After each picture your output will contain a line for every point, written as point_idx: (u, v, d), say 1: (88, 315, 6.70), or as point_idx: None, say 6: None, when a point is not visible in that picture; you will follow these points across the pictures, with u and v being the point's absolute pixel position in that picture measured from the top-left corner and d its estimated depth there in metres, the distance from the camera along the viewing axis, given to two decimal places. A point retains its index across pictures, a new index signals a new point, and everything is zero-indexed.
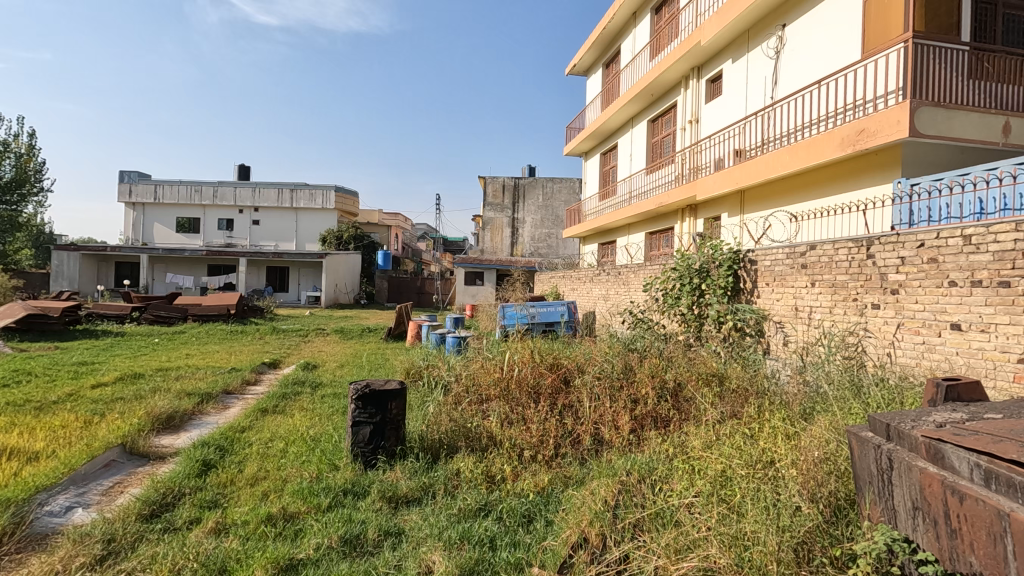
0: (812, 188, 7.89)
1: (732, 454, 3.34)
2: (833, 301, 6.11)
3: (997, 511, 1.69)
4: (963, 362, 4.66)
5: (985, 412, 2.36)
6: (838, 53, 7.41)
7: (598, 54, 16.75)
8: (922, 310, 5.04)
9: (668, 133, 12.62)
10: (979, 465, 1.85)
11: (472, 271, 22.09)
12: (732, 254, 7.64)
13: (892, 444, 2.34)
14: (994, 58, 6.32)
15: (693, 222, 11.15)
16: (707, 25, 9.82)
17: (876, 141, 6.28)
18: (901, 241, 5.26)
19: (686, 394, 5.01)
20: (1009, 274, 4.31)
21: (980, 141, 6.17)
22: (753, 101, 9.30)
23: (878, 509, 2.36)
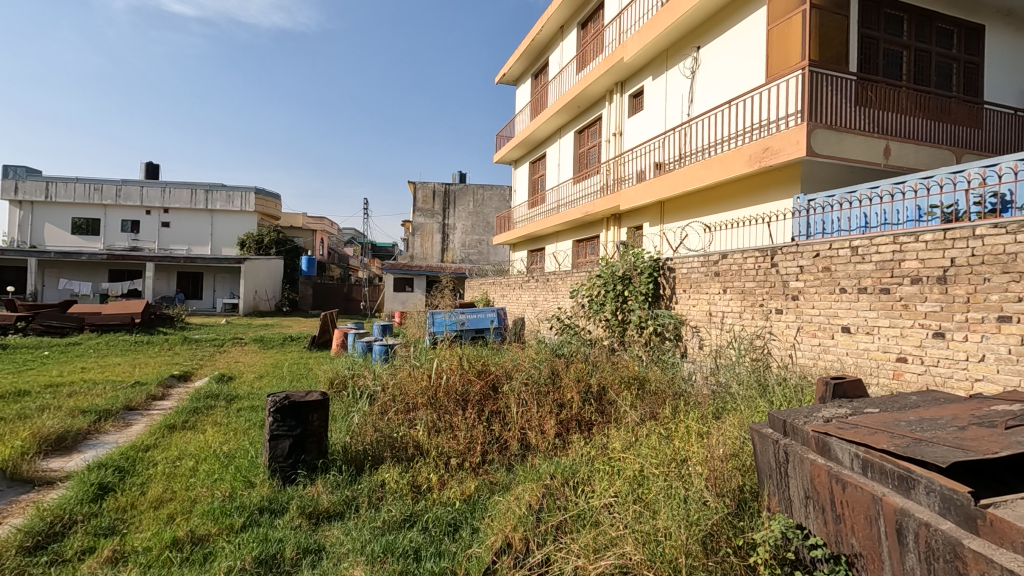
0: (724, 201, 8.42)
1: (648, 454, 3.50)
2: (742, 306, 6.53)
3: (871, 496, 1.88)
4: (852, 362, 5.14)
5: (866, 407, 2.62)
6: (746, 76, 7.98)
7: (527, 64, 17.05)
8: (818, 314, 5.51)
9: (594, 144, 13.04)
10: (858, 455, 2.05)
11: (401, 277, 21.70)
12: (652, 262, 8.00)
13: (787, 439, 2.55)
14: (877, 87, 7.05)
15: (617, 231, 11.56)
16: (629, 42, 10.25)
17: (779, 158, 6.82)
18: (800, 251, 5.73)
19: (609, 397, 5.18)
20: (889, 281, 4.82)
21: (866, 161, 6.84)
22: (671, 117, 9.80)
23: (776, 500, 2.56)
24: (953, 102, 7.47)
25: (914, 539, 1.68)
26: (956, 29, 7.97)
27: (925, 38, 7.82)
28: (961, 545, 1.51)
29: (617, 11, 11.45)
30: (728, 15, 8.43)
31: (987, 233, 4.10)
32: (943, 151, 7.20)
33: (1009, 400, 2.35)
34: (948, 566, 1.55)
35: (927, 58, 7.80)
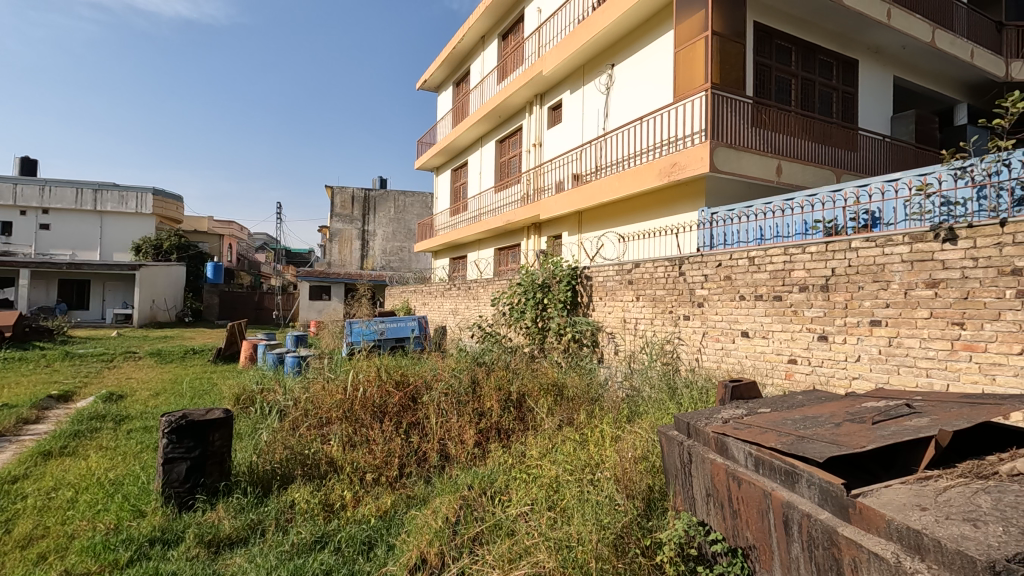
0: (637, 212, 8.81)
1: (564, 460, 3.57)
2: (653, 312, 6.84)
3: (762, 491, 2.02)
4: (750, 364, 5.54)
5: (760, 407, 2.82)
6: (656, 94, 8.42)
7: (449, 72, 17.00)
8: (721, 320, 5.88)
9: (514, 154, 13.24)
10: (751, 453, 2.20)
11: (317, 285, 20.78)
12: (571, 271, 8.21)
13: (691, 440, 2.70)
14: (770, 111, 7.69)
15: (537, 240, 11.77)
16: (548, 55, 10.50)
17: (686, 173, 7.25)
18: (704, 261, 6.10)
19: (528, 405, 5.22)
20: (781, 289, 5.24)
21: (762, 178, 7.41)
22: (588, 130, 10.15)
23: (680, 499, 2.70)
24: (834, 127, 8.30)
25: (798, 529, 1.82)
26: (836, 62, 8.87)
27: (810, 68, 8.63)
28: (837, 533, 1.65)
29: (536, 25, 11.72)
30: (640, 36, 8.87)
31: (861, 246, 4.58)
32: (825, 171, 7.96)
33: (877, 397, 2.61)
34: (826, 553, 1.70)
35: (811, 87, 8.62)
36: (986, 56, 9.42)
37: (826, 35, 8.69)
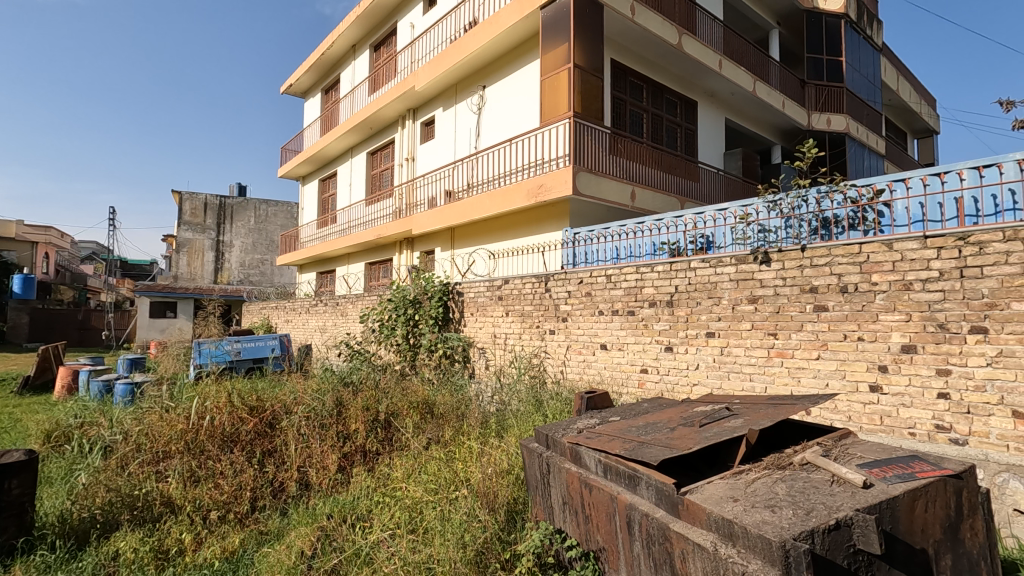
0: (507, 230, 9.09)
1: (429, 480, 3.54)
2: (522, 328, 7.07)
3: (609, 496, 2.18)
4: (608, 374, 5.94)
5: (611, 416, 3.04)
6: (525, 118, 8.81)
7: (317, 78, 16.25)
8: (582, 334, 6.25)
9: (387, 167, 13.01)
10: (600, 460, 2.36)
11: (160, 301, 18.49)
12: (442, 287, 8.20)
13: (549, 451, 2.84)
14: (624, 142, 8.41)
15: (409, 255, 11.61)
16: (420, 70, 10.47)
17: (551, 195, 7.64)
18: (568, 278, 6.45)
19: (397, 424, 5.07)
20: (634, 305, 5.72)
21: (619, 203, 8.04)
22: (460, 148, 10.30)
23: (541, 509, 2.82)
24: (679, 160, 9.29)
25: (639, 528, 1.98)
26: (680, 101, 9.97)
27: (659, 105, 9.60)
28: (668, 528, 1.82)
29: (409, 40, 11.66)
30: (509, 62, 9.22)
31: (698, 266, 5.16)
32: (672, 198, 8.87)
33: (705, 401, 2.93)
34: (661, 548, 1.87)
35: (660, 122, 9.59)
36: (794, 107, 11.18)
37: (672, 77, 9.75)
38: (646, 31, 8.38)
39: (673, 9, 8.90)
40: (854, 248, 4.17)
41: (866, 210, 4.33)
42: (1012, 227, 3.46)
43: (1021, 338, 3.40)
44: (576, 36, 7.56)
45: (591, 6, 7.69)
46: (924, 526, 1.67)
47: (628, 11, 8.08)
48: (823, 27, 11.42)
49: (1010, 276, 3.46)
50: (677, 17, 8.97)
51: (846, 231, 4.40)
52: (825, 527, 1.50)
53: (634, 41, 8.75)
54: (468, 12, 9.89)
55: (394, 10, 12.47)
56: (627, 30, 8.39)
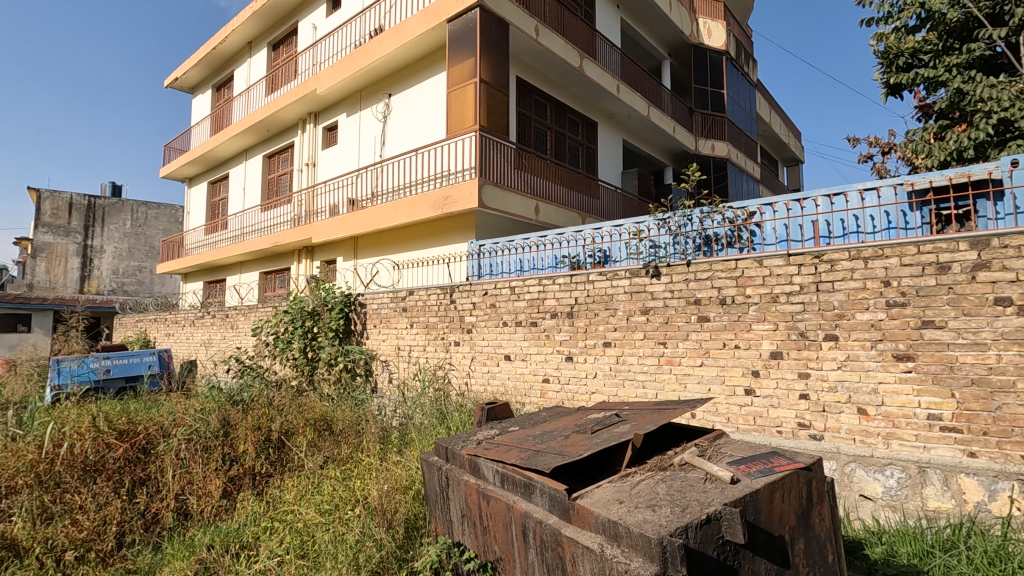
0: (412, 241, 8.98)
1: (323, 502, 3.39)
2: (426, 339, 6.99)
3: (506, 505, 2.22)
4: (512, 384, 6.02)
5: (510, 426, 3.09)
6: (431, 129, 8.79)
7: (207, 73, 15.14)
8: (486, 345, 6.30)
9: (285, 172, 12.39)
10: (497, 470, 2.39)
11: (9, 313, 16.13)
12: (344, 298, 7.93)
13: (448, 464, 2.83)
14: (529, 157, 8.65)
15: (309, 264, 11.08)
16: (322, 74, 10.12)
17: (457, 207, 7.66)
18: (473, 290, 6.48)
19: (291, 443, 4.80)
20: (536, 316, 5.87)
21: (524, 217, 8.23)
22: (365, 156, 10.05)
23: (440, 523, 2.80)
24: (580, 177, 9.70)
25: (533, 536, 2.03)
26: (581, 121, 10.45)
27: (562, 124, 9.99)
28: (560, 533, 1.89)
29: (311, 41, 11.24)
30: (416, 72, 9.17)
31: (596, 279, 5.41)
32: (573, 213, 9.23)
33: (599, 408, 3.07)
34: (553, 553, 1.93)
35: (563, 140, 9.97)
36: (683, 132, 12.11)
37: (574, 97, 10.18)
38: (550, 52, 8.72)
39: (575, 34, 9.35)
40: (731, 264, 4.58)
41: (740, 230, 4.78)
42: (857, 247, 3.98)
43: (864, 344, 3.92)
44: (482, 51, 7.71)
45: (496, 24, 7.89)
46: (781, 515, 1.86)
47: (532, 31, 8.38)
48: (707, 62, 12.51)
49: (855, 290, 3.99)
50: (579, 41, 9.42)
51: (725, 248, 4.82)
52: (697, 522, 1.63)
53: (538, 61, 9.06)
54: (373, 19, 9.73)
55: (294, 10, 11.97)
56: (532, 50, 8.67)
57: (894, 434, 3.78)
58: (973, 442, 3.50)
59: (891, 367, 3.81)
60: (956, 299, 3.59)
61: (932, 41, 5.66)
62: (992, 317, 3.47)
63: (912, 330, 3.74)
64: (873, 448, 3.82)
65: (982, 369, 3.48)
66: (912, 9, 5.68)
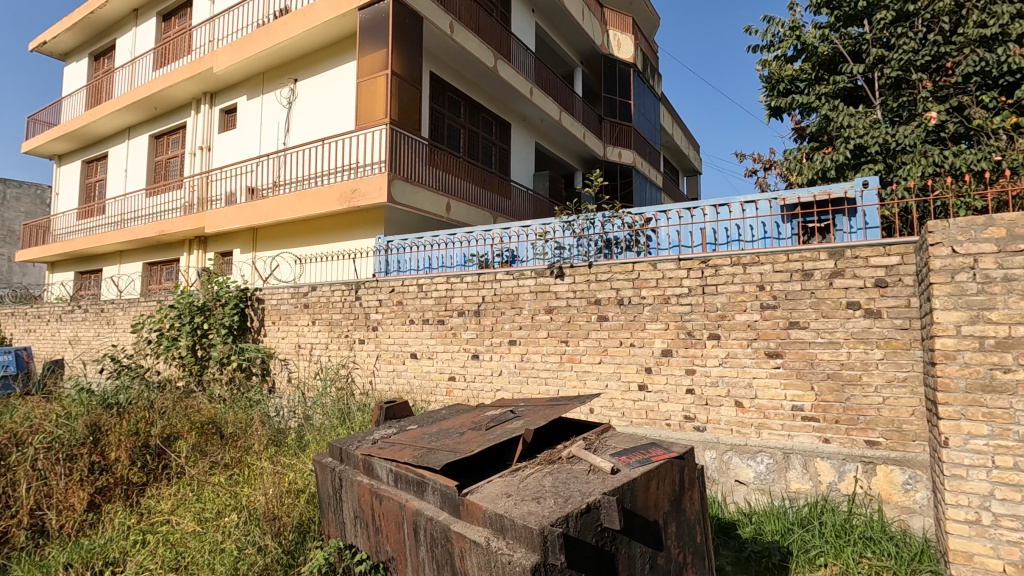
0: (316, 234, 8.61)
1: (205, 512, 3.19)
2: (329, 337, 6.73)
3: (399, 504, 2.20)
4: (418, 383, 5.96)
5: (409, 425, 3.06)
6: (339, 119, 8.48)
7: (84, 40, 13.57)
8: (393, 343, 6.18)
9: (175, 155, 11.41)
10: (391, 469, 2.36)
11: None
12: (239, 292, 7.45)
13: (342, 465, 2.77)
14: (440, 154, 8.60)
15: (201, 256, 10.29)
16: (219, 52, 9.43)
17: (365, 201, 7.45)
18: (379, 286, 6.34)
19: (172, 448, 4.44)
20: (444, 314, 5.85)
21: (434, 214, 8.15)
22: (266, 143, 9.49)
23: (333, 526, 2.74)
24: (492, 176, 9.78)
25: (424, 533, 2.04)
26: (495, 121, 10.53)
27: (475, 122, 10.01)
28: (450, 529, 1.91)
29: (208, 15, 10.42)
30: (325, 58, 8.79)
31: (503, 278, 5.49)
32: (485, 212, 9.28)
33: (497, 405, 3.12)
34: (443, 549, 1.94)
35: (476, 139, 9.99)
36: (593, 139, 12.56)
37: (487, 97, 10.25)
38: (464, 50, 8.71)
39: (490, 34, 9.41)
40: (629, 267, 4.84)
41: (638, 234, 5.05)
42: (738, 253, 4.35)
43: (741, 342, 4.30)
44: (394, 44, 7.56)
45: (409, 17, 7.76)
46: (655, 501, 2.01)
47: (447, 28, 8.32)
48: (616, 73, 13.07)
49: (735, 293, 4.35)
50: (493, 41, 9.50)
51: (623, 252, 5.07)
52: (577, 511, 1.72)
53: (453, 58, 9.02)
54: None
55: None
56: (446, 46, 8.61)
57: (764, 424, 4.17)
58: (828, 429, 3.95)
59: (763, 363, 4.20)
60: (817, 303, 4.04)
61: (807, 70, 6.29)
62: (845, 319, 3.94)
63: (782, 330, 4.15)
64: (747, 437, 4.20)
65: (836, 365, 3.94)
66: (790, 40, 6.28)
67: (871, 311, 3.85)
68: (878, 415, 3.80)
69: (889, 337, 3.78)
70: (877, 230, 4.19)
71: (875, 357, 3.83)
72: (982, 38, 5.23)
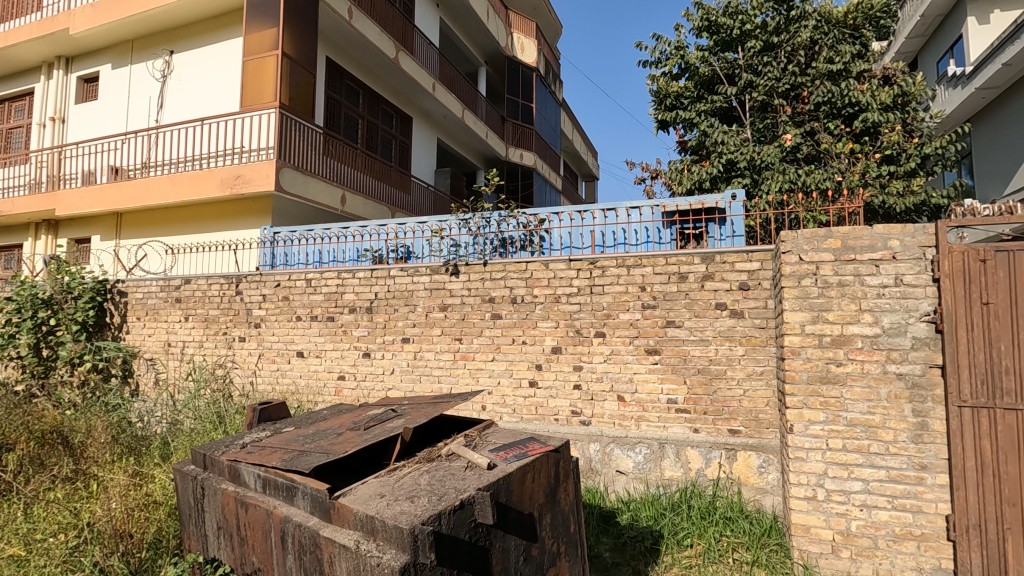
0: (192, 222, 7.89)
1: (37, 533, 2.83)
2: (204, 335, 6.20)
3: (266, 512, 2.07)
4: (304, 383, 5.66)
5: (284, 427, 2.90)
6: (221, 99, 7.83)
7: None
8: (277, 341, 5.82)
9: (18, 125, 9.91)
10: (259, 475, 2.21)
11: None
12: (96, 284, 6.68)
13: (206, 473, 2.55)
14: (336, 144, 8.22)
15: (50, 242, 9.05)
16: (77, 13, 8.35)
17: (250, 188, 6.95)
18: (263, 280, 5.94)
19: (3, 461, 3.84)
20: (334, 311, 5.61)
21: (326, 206, 7.73)
22: (134, 119, 8.53)
23: (194, 539, 2.53)
24: (391, 170, 9.54)
25: (292, 541, 1.93)
26: (395, 113, 10.28)
27: (375, 113, 9.69)
28: (319, 534, 1.82)
29: None
30: (205, 31, 8.07)
31: (397, 274, 5.37)
32: (382, 206, 9.02)
33: (380, 404, 3.04)
34: (311, 556, 1.85)
35: (375, 131, 9.68)
36: (495, 139, 12.67)
37: (388, 88, 9.98)
38: (364, 38, 8.40)
39: (392, 24, 9.17)
40: (522, 266, 4.94)
41: (532, 235, 5.16)
42: (623, 256, 4.59)
43: (624, 340, 4.54)
44: (286, 24, 7.15)
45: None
46: (531, 494, 2.07)
47: (345, 12, 7.98)
48: (519, 75, 13.29)
49: (620, 294, 4.59)
50: (395, 32, 9.26)
51: (517, 251, 5.16)
52: (451, 508, 1.72)
53: (352, 44, 8.67)
54: None
55: None
56: (343, 32, 8.26)
57: (642, 417, 4.45)
58: (697, 420, 4.29)
59: (643, 359, 4.47)
60: (690, 303, 4.37)
61: (689, 88, 6.77)
62: (713, 318, 4.30)
63: (659, 329, 4.45)
64: (628, 429, 4.46)
65: (705, 360, 4.29)
66: (676, 59, 6.75)
67: (736, 311, 4.24)
68: (739, 405, 4.19)
69: (749, 335, 4.19)
70: (742, 238, 4.64)
71: (737, 353, 4.21)
72: (829, 73, 6.01)
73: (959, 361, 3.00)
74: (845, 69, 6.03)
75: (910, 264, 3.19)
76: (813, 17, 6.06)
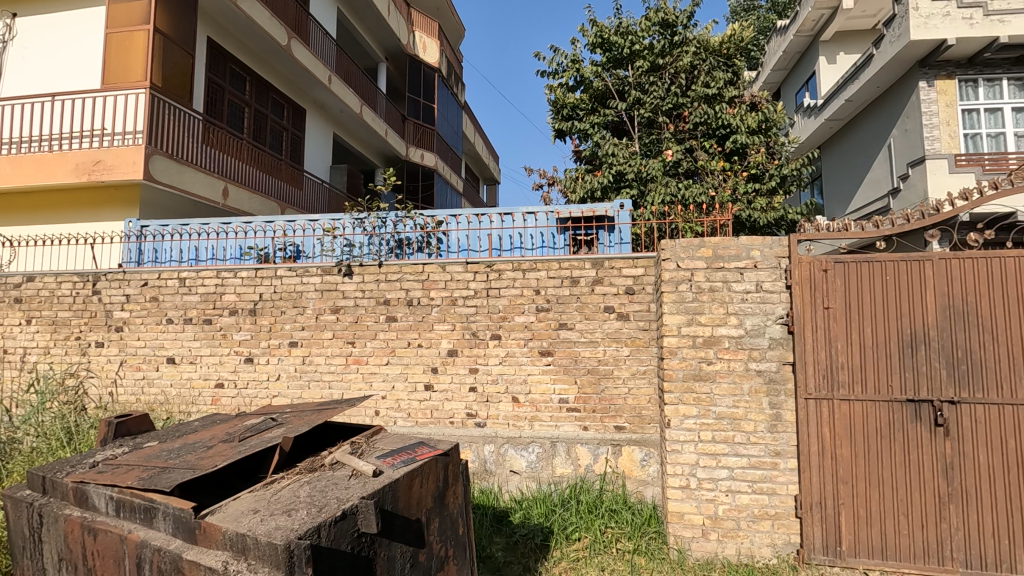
0: (38, 211, 6.90)
1: None
2: (51, 340, 5.44)
3: (119, 537, 1.86)
4: (175, 392, 5.15)
5: (146, 442, 2.62)
6: (76, 74, 6.93)
7: None
8: (143, 346, 5.25)
9: None
10: (111, 497, 1.98)
11: None
12: None
13: (45, 498, 2.24)
14: (218, 133, 7.60)
15: None
16: None
17: (112, 176, 6.21)
18: (127, 279, 5.33)
19: None
20: (211, 313, 5.17)
21: (205, 199, 7.09)
22: None
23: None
24: (281, 163, 8.99)
25: (149, 568, 1.75)
26: (286, 104, 9.70)
27: (263, 102, 9.09)
28: (181, 559, 1.67)
29: None
30: None
31: (285, 274, 5.06)
32: (270, 202, 8.47)
33: (259, 413, 2.85)
34: None
35: (262, 121, 9.07)
36: (395, 137, 12.37)
37: (277, 77, 9.38)
38: (251, 21, 7.84)
39: (284, 10, 8.64)
40: (418, 268, 4.87)
41: (429, 236, 5.11)
42: (518, 260, 4.69)
43: (519, 342, 4.63)
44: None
45: None
46: (418, 499, 2.05)
47: None
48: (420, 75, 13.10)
49: (515, 297, 4.68)
50: (287, 19, 8.74)
51: (414, 252, 5.08)
52: (331, 520, 1.66)
53: (237, 27, 8.05)
54: None
55: None
56: (226, 13, 7.65)
57: (535, 417, 4.56)
58: (586, 418, 4.48)
59: (537, 361, 4.59)
60: (581, 307, 4.57)
61: (584, 101, 7.07)
62: (601, 321, 4.52)
63: (552, 330, 4.59)
64: (521, 430, 4.55)
65: (594, 361, 4.50)
66: (572, 72, 7.03)
67: (622, 314, 4.49)
68: (624, 403, 4.43)
69: (634, 336, 4.46)
70: (629, 245, 4.88)
71: (623, 353, 4.46)
72: (706, 96, 6.57)
73: (806, 358, 3.43)
74: (719, 94, 6.62)
75: (768, 272, 3.57)
76: (694, 44, 6.58)
